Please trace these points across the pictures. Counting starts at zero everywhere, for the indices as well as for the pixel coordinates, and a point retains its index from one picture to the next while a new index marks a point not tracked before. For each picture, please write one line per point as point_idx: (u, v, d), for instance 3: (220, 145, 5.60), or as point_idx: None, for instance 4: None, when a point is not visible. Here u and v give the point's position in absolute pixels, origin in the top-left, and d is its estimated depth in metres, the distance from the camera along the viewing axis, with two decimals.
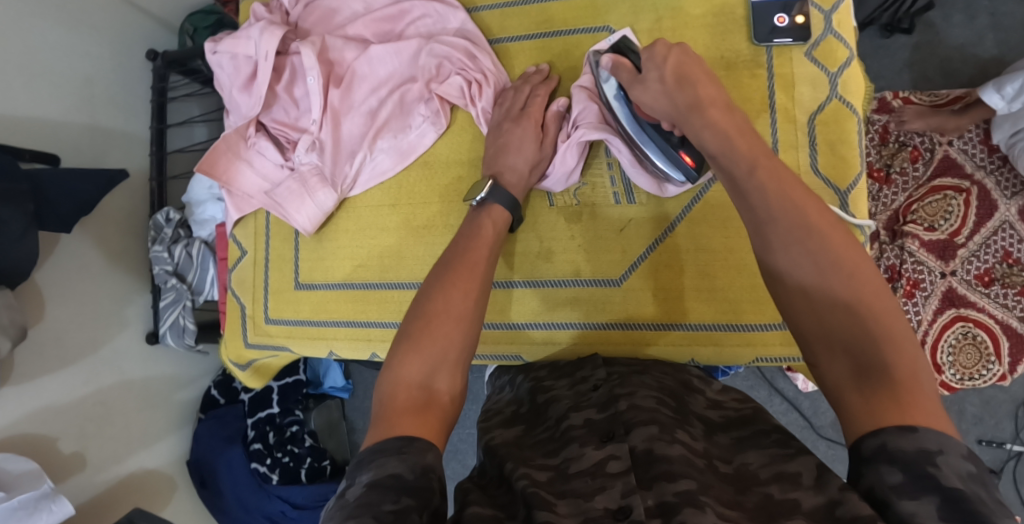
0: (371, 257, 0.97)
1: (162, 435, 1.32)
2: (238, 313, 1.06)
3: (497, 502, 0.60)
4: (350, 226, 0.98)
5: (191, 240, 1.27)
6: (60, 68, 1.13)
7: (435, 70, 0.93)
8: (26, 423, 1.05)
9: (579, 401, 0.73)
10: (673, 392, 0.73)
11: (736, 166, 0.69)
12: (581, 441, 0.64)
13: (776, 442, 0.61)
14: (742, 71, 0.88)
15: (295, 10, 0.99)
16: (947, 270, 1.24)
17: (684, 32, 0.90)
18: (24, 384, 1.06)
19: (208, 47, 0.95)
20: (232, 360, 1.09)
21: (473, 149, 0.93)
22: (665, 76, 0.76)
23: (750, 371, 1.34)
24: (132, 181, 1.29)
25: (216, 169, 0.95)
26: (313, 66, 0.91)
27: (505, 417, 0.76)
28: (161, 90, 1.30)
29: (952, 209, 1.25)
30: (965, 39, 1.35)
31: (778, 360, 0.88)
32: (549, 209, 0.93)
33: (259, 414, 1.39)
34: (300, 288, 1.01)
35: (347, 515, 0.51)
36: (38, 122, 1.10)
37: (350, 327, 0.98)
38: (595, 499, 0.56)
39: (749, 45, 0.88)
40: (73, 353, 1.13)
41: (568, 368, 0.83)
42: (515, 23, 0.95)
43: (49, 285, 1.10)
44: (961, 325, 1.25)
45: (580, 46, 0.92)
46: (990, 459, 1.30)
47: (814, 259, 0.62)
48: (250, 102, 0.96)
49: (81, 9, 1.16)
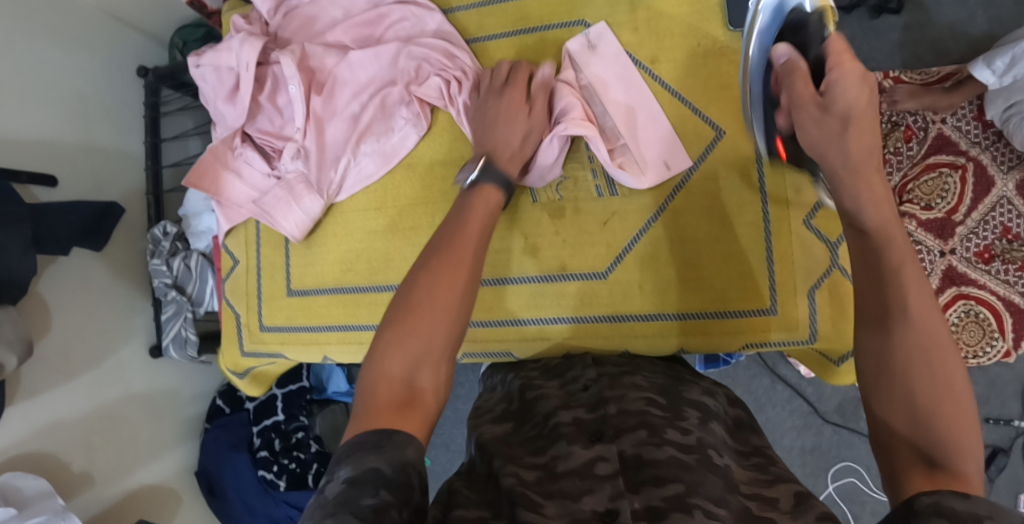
0: (358, 259, 0.97)
1: (170, 446, 1.33)
2: (233, 321, 1.07)
3: (484, 499, 0.61)
4: (338, 231, 0.98)
5: (189, 252, 1.27)
6: (53, 88, 1.16)
7: (415, 73, 0.93)
8: (33, 440, 1.09)
9: (568, 399, 0.74)
10: (664, 387, 0.75)
11: (885, 260, 0.64)
12: (569, 438, 0.65)
13: (756, 467, 0.65)
14: (719, 58, 0.88)
15: (274, 21, 0.99)
16: (946, 248, 1.25)
17: (660, 23, 0.90)
18: (30, 400, 1.09)
19: (190, 60, 0.95)
20: (230, 368, 1.10)
21: (456, 149, 0.93)
22: (841, 120, 0.72)
23: (752, 360, 1.34)
24: (129, 196, 1.31)
25: (204, 180, 0.96)
26: (293, 74, 0.91)
27: (496, 414, 0.78)
28: (153, 105, 1.31)
29: (948, 185, 1.25)
30: (955, 17, 1.34)
31: (771, 346, 0.87)
32: (532, 206, 0.93)
33: (264, 421, 1.39)
34: (293, 294, 1.02)
35: (325, 513, 0.52)
36: (31, 142, 1.12)
37: (342, 330, 0.99)
38: (583, 500, 0.58)
39: (725, 32, 0.88)
40: (77, 367, 1.16)
41: (558, 370, 0.84)
42: (492, 21, 0.95)
43: (51, 300, 1.12)
44: (963, 304, 1.25)
45: (557, 41, 0.92)
46: (996, 438, 1.29)
47: (922, 347, 0.58)
48: (235, 113, 0.97)
49: (71, 30, 1.18)
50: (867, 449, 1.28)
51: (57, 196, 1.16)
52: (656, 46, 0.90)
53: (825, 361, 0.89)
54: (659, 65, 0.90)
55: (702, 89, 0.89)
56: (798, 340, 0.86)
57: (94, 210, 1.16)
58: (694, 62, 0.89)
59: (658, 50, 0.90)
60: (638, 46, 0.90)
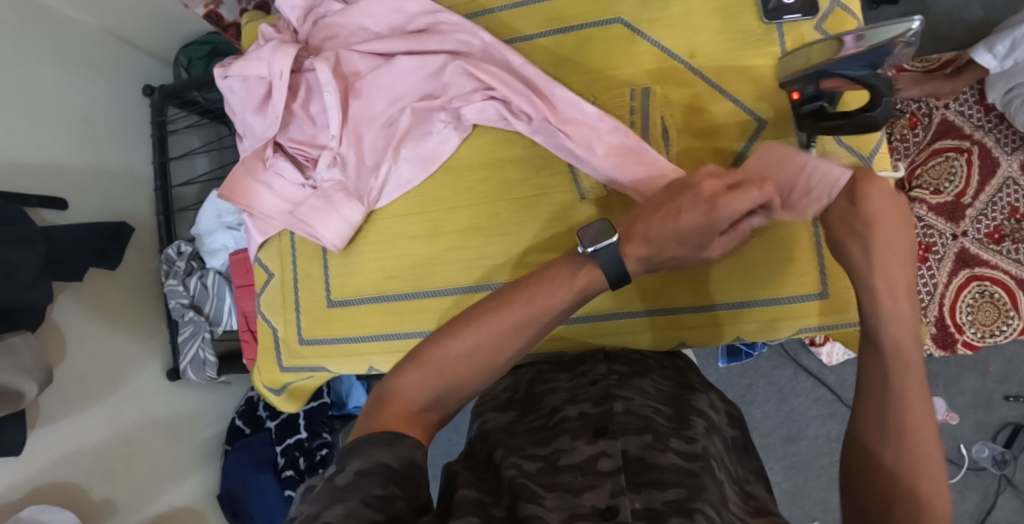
0: (401, 266, 0.95)
1: (192, 471, 1.31)
2: (270, 337, 1.05)
3: (485, 485, 0.64)
4: (378, 239, 0.96)
5: (205, 271, 1.25)
6: (61, 110, 1.14)
7: (459, 86, 0.89)
8: (54, 469, 1.06)
9: (575, 393, 0.76)
10: (671, 396, 0.75)
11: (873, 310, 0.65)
12: (574, 433, 0.68)
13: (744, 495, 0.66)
14: (754, 50, 0.83)
15: (303, 28, 0.96)
16: (958, 231, 1.27)
17: (693, 18, 0.85)
18: (51, 428, 1.06)
19: (218, 72, 0.93)
20: (266, 385, 1.07)
21: (497, 149, 0.91)
22: (863, 218, 0.67)
23: (774, 351, 1.34)
24: (141, 216, 1.29)
25: (236, 193, 0.95)
26: (329, 81, 0.89)
27: (500, 402, 0.82)
28: (160, 124, 1.29)
29: (955, 169, 1.28)
30: (951, 4, 1.37)
31: (818, 329, 0.89)
32: (580, 202, 0.87)
33: (287, 440, 1.32)
34: (332, 305, 1.00)
35: (332, 498, 0.54)
36: (39, 165, 1.09)
37: (388, 339, 0.96)
38: (583, 496, 0.59)
39: (760, 24, 0.83)
40: (94, 393, 1.13)
41: (571, 362, 0.86)
42: (526, 22, 0.91)
43: (66, 325, 1.10)
44: (977, 285, 1.27)
45: (593, 40, 0.88)
46: (1017, 415, 1.30)
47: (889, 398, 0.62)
48: (266, 124, 0.95)
49: (74, 50, 1.16)
50: None
51: (67, 219, 1.14)
52: (692, 40, 0.85)
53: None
54: (697, 59, 0.85)
55: (741, 84, 0.83)
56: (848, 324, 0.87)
57: (104, 236, 1.12)
58: (728, 55, 0.84)
59: (695, 44, 0.85)
60: (674, 41, 0.85)
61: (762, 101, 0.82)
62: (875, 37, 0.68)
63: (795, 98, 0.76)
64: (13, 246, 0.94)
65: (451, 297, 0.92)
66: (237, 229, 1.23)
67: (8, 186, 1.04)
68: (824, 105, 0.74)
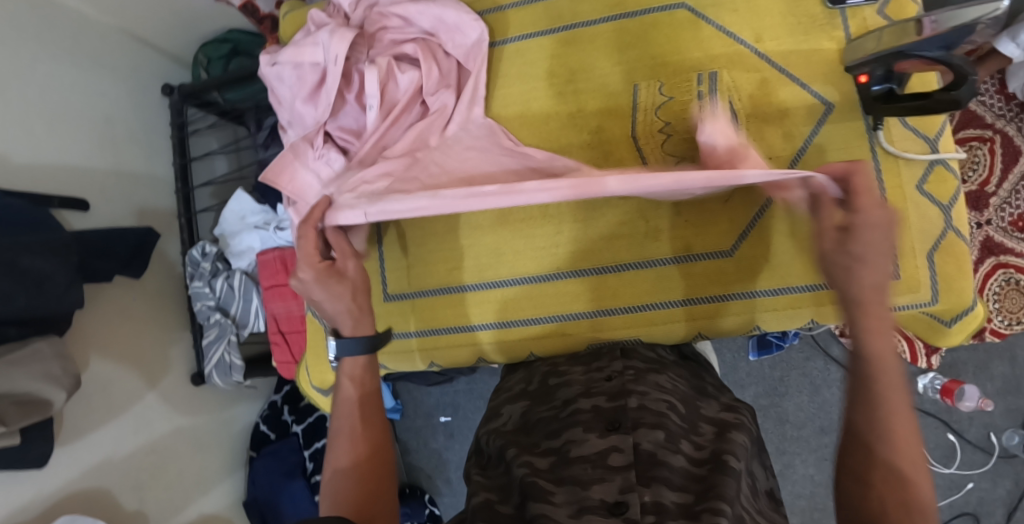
0: (465, 257, 0.92)
1: (217, 479, 1.27)
2: (321, 334, 1.00)
3: (497, 482, 0.63)
4: (438, 230, 0.93)
5: (231, 272, 1.23)
6: (80, 111, 1.10)
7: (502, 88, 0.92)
8: (80, 482, 1.02)
9: (590, 387, 0.71)
10: (685, 395, 0.70)
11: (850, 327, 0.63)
12: (585, 425, 0.63)
13: (757, 495, 0.62)
14: (820, 35, 0.85)
15: (356, 14, 0.94)
16: (982, 220, 1.28)
17: (760, 3, 0.86)
18: (78, 438, 1.02)
19: (267, 59, 0.92)
20: (314, 384, 1.02)
21: (563, 137, 0.91)
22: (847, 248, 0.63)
23: (805, 342, 1.33)
24: (161, 220, 1.26)
25: (281, 177, 0.89)
26: (373, 93, 0.86)
27: (515, 394, 0.78)
28: (180, 124, 1.26)
29: (978, 159, 1.28)
30: None
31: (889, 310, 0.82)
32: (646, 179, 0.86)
33: (316, 445, 1.32)
34: (390, 298, 0.96)
35: None
36: (59, 166, 1.06)
37: (451, 332, 0.93)
38: (592, 489, 0.56)
39: (823, 9, 0.85)
40: (119, 402, 1.09)
41: (588, 358, 0.81)
42: (587, 8, 0.92)
43: (92, 333, 1.07)
44: (1003, 273, 1.27)
45: (656, 24, 0.89)
46: None
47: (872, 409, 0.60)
48: (317, 113, 0.92)
49: (96, 50, 1.13)
50: (922, 423, 1.30)
51: (88, 223, 1.10)
52: (758, 25, 0.86)
53: (933, 322, 0.85)
54: (764, 43, 0.86)
55: (809, 67, 0.85)
56: (938, 317, 0.83)
57: (129, 243, 1.07)
58: (795, 38, 0.85)
59: (760, 29, 0.86)
60: (739, 26, 0.86)
61: (829, 85, 0.84)
62: (951, 21, 0.69)
63: (862, 80, 0.80)
64: (41, 249, 0.90)
65: (497, 290, 0.91)
66: (263, 228, 1.20)
67: (31, 189, 1.01)
68: (893, 85, 0.78)
